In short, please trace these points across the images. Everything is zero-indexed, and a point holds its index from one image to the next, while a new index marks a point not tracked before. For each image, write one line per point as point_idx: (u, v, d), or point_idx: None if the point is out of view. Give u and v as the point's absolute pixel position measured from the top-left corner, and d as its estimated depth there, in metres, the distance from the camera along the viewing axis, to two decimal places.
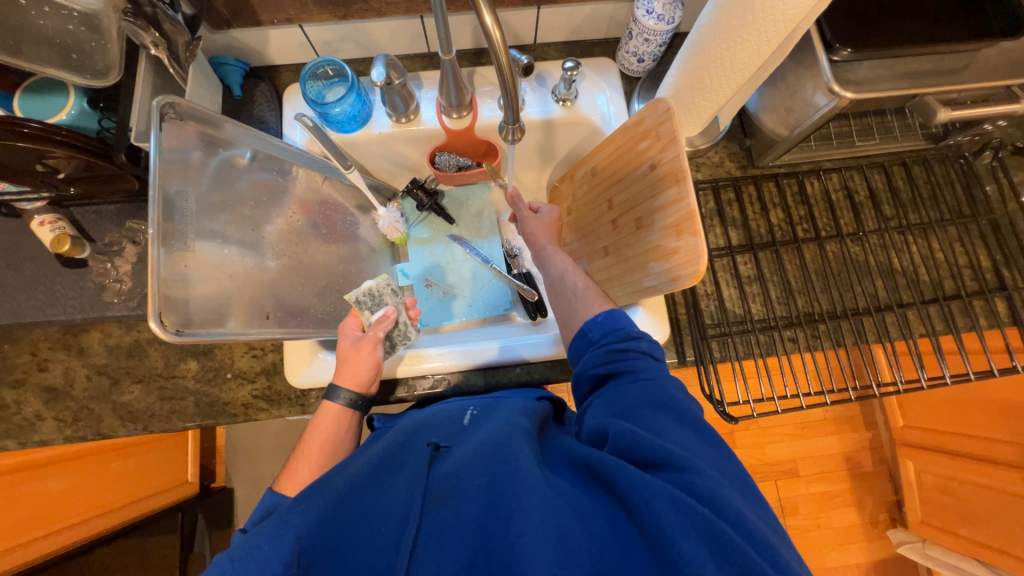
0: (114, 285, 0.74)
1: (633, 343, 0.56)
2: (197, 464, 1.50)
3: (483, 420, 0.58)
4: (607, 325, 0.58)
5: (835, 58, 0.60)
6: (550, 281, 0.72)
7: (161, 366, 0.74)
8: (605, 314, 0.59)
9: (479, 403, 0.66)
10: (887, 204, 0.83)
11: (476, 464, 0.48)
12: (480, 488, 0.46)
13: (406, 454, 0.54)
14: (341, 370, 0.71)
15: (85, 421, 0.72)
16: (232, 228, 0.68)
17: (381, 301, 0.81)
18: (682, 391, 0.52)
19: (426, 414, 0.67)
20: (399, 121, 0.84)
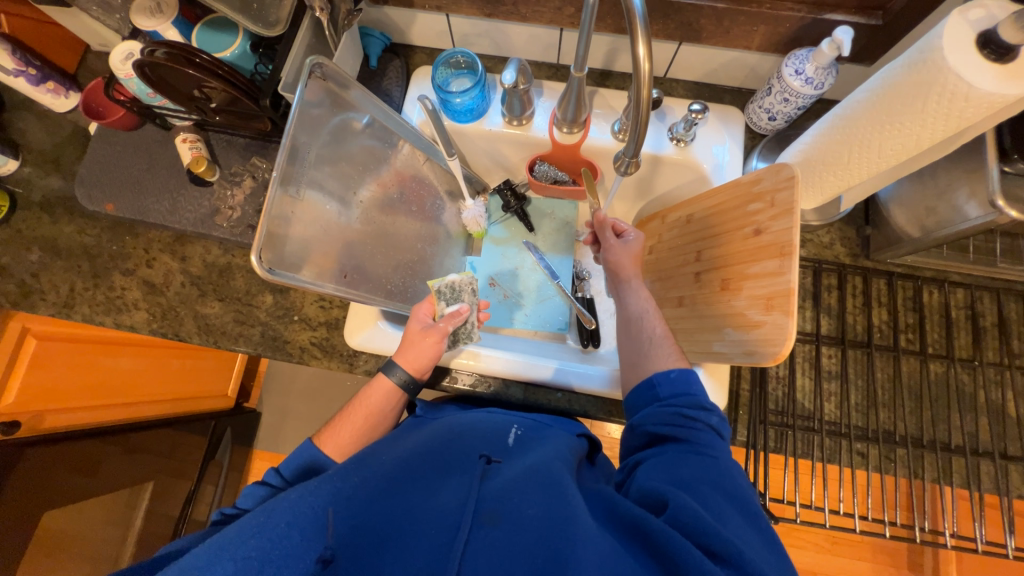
0: (227, 211, 0.81)
1: (701, 414, 0.58)
2: (238, 382, 1.63)
3: (530, 449, 0.62)
4: (679, 386, 0.61)
5: (1005, 168, 0.55)
6: (626, 317, 0.72)
7: (242, 292, 0.81)
8: (679, 372, 0.61)
9: (525, 423, 0.71)
10: (1018, 338, 0.73)
11: (530, 495, 0.51)
12: (532, 517, 0.49)
13: (456, 461, 0.58)
14: (403, 350, 0.74)
15: (169, 321, 0.80)
16: (334, 182, 0.73)
17: (458, 297, 0.83)
18: (739, 477, 0.54)
19: (470, 417, 0.71)
20: (511, 123, 0.85)
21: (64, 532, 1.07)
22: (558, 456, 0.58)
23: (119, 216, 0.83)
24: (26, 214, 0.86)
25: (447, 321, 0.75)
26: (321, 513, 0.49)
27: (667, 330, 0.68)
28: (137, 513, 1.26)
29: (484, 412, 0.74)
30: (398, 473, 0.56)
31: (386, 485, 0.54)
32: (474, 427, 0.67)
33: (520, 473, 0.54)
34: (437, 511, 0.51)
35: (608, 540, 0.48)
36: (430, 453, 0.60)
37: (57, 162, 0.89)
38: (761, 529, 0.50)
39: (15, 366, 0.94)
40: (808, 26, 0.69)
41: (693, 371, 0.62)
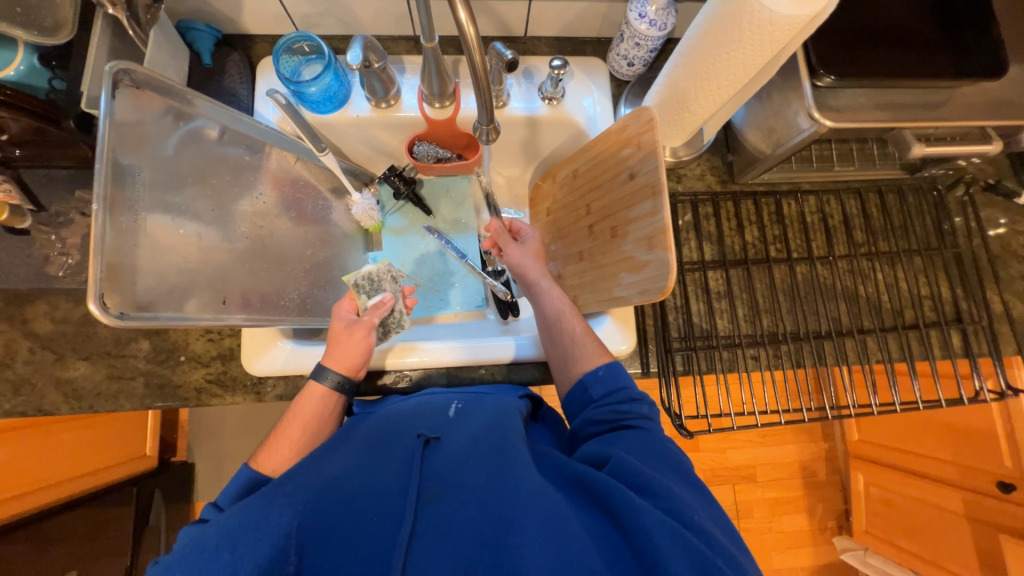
0: (59, 258, 0.71)
1: (634, 407, 0.62)
2: (155, 438, 1.47)
3: (473, 415, 0.64)
4: (608, 381, 0.65)
5: (818, 83, 0.61)
6: (546, 321, 0.73)
7: (111, 344, 0.71)
8: (606, 369, 0.66)
9: (464, 396, 0.71)
10: (860, 230, 0.84)
11: (474, 469, 0.54)
12: (479, 485, 0.52)
13: (397, 444, 0.59)
14: (331, 352, 0.69)
15: (25, 396, 0.69)
16: (199, 202, 0.65)
17: (378, 288, 0.80)
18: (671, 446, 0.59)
19: (410, 401, 0.70)
20: (378, 106, 0.80)
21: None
22: (500, 421, 0.61)
23: None
24: None
25: (373, 310, 0.73)
26: (253, 527, 0.48)
27: (587, 326, 0.71)
28: None
29: (422, 396, 0.72)
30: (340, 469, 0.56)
31: (326, 483, 0.53)
32: (413, 409, 0.67)
33: (463, 451, 0.57)
34: (383, 495, 0.52)
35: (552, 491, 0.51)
36: (371, 443, 0.60)
37: None
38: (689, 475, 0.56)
39: None
40: None
41: (619, 363, 0.67)
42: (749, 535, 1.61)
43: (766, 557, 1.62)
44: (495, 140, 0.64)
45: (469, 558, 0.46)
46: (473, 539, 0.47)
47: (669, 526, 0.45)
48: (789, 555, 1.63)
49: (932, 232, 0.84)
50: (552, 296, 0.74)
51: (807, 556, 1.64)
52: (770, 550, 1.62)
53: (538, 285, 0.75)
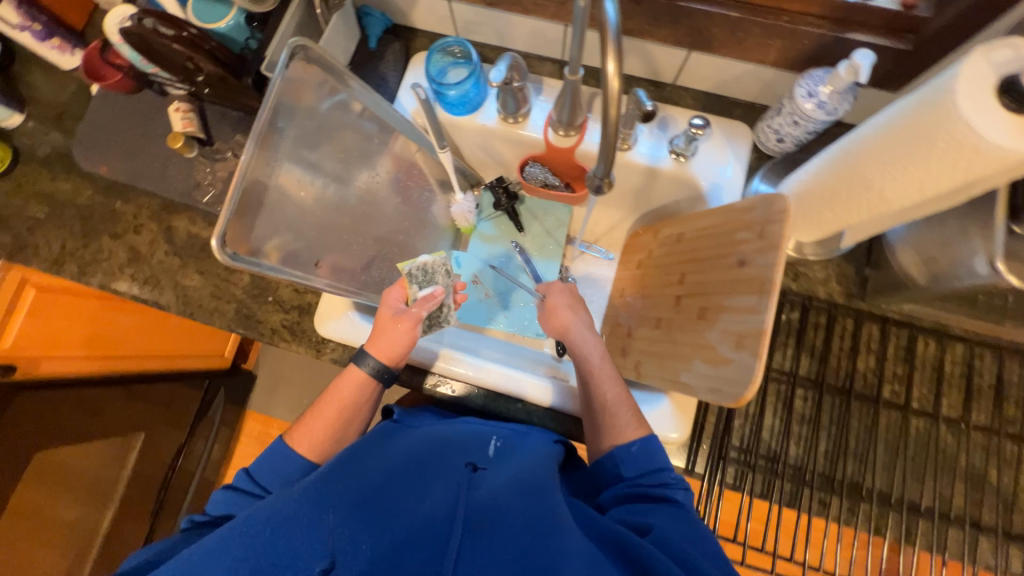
0: (207, 187, 0.84)
1: (666, 492, 0.59)
2: (235, 344, 1.68)
3: (512, 454, 0.65)
4: (640, 461, 0.61)
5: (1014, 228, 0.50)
6: (580, 376, 0.71)
7: (222, 267, 0.81)
8: (639, 446, 0.62)
9: (504, 432, 0.70)
10: (1015, 405, 0.68)
11: (512, 504, 0.53)
12: (518, 525, 0.51)
13: (442, 466, 0.60)
14: (375, 338, 0.72)
15: (150, 288, 0.82)
16: (328, 162, 0.72)
17: (431, 280, 0.78)
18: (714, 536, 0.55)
19: (450, 424, 0.70)
20: (506, 120, 0.82)
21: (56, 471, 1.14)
22: (542, 467, 0.60)
23: (111, 179, 0.85)
24: (28, 168, 0.88)
25: (420, 303, 0.73)
26: (305, 522, 0.50)
27: (620, 392, 0.68)
28: (127, 459, 1.33)
29: (455, 423, 0.71)
30: (384, 477, 0.57)
31: (372, 487, 0.55)
32: (459, 433, 0.68)
33: (506, 487, 0.56)
34: (428, 512, 0.52)
35: (594, 550, 0.50)
36: (413, 460, 0.61)
37: (60, 118, 0.90)
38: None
39: (13, 313, 0.97)
40: (828, 45, 0.64)
41: (654, 440, 0.63)
42: None
43: None
44: (604, 193, 0.61)
45: None
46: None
47: None
48: None
49: None
50: (591, 352, 0.71)
51: None
52: None
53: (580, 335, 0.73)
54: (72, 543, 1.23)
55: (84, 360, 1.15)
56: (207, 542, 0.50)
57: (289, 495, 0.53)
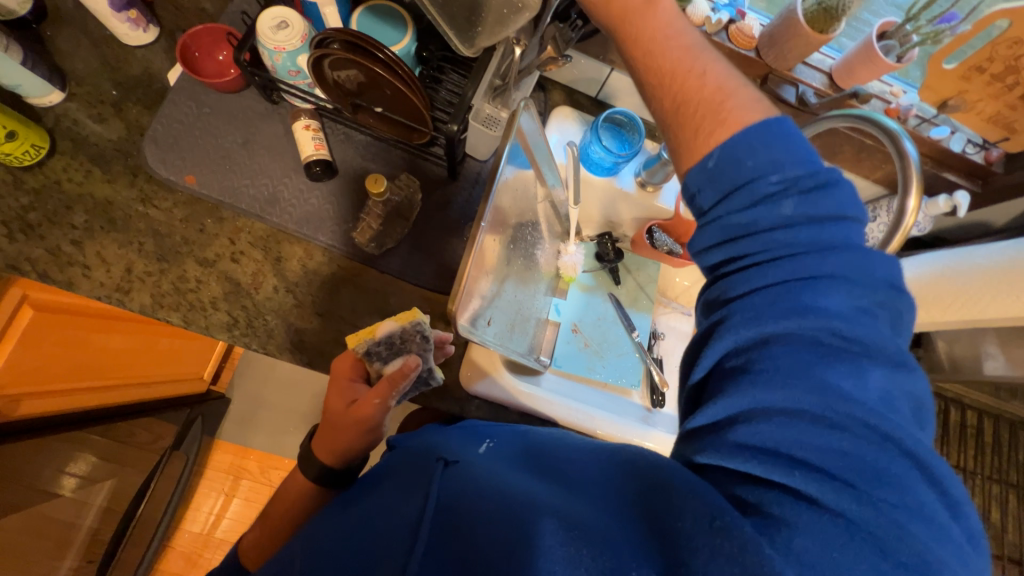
0: (363, 224, 0.74)
1: (818, 332, 0.39)
2: (215, 365, 1.43)
3: (503, 443, 0.52)
4: (740, 158, 0.43)
5: None
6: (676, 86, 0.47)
7: (347, 311, 0.72)
8: (776, 176, 0.42)
9: (502, 433, 0.55)
10: (1006, 460, 0.91)
11: (493, 496, 0.42)
12: (495, 520, 0.40)
13: (418, 466, 0.48)
14: (328, 424, 0.60)
15: (255, 330, 0.70)
16: (501, 216, 0.73)
17: (402, 350, 0.61)
18: (827, 346, 0.39)
19: (445, 431, 0.58)
20: (642, 187, 0.86)
21: (14, 545, 0.88)
22: (538, 458, 0.48)
23: (201, 193, 0.71)
24: (73, 165, 0.70)
25: (381, 394, 0.56)
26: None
27: (711, 86, 0.46)
28: (88, 513, 1.07)
29: (460, 428, 0.58)
30: (346, 517, 0.46)
31: (338, 524, 0.44)
32: (441, 435, 0.55)
33: (485, 477, 0.44)
34: (390, 515, 0.42)
35: (599, 530, 0.39)
36: (394, 470, 0.50)
37: (117, 106, 0.73)
38: (870, 430, 0.37)
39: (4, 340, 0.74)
40: (926, 177, 0.80)
41: (775, 125, 0.43)
42: None
43: None
44: None
45: None
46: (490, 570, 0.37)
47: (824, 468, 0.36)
48: None
49: None
50: (696, 79, 0.46)
51: None
52: None
53: (694, 58, 0.47)
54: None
55: (62, 394, 0.91)
56: None
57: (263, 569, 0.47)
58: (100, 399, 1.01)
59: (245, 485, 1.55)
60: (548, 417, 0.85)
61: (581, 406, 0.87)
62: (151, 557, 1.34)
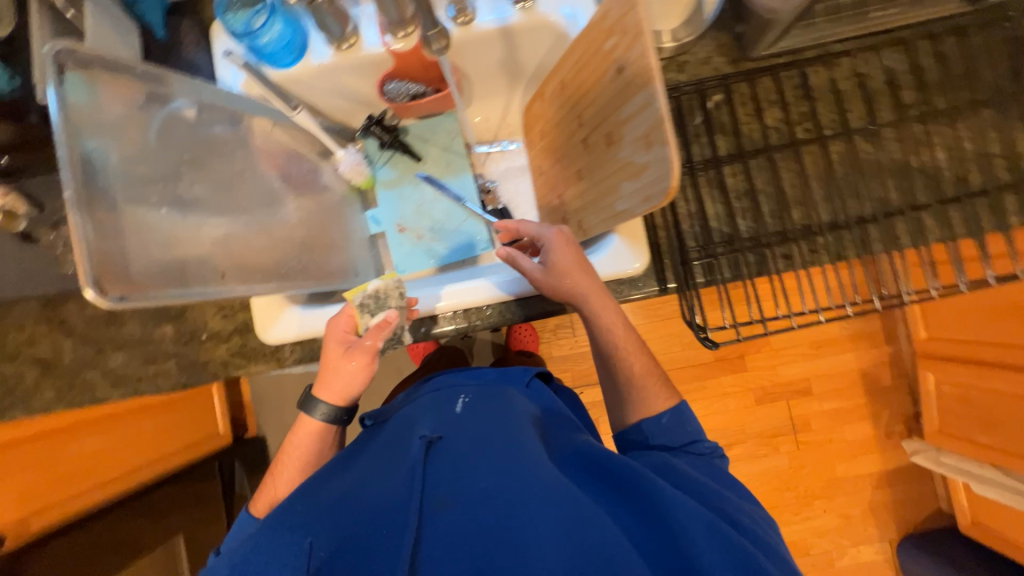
0: (69, 255, 0.75)
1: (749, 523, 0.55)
2: (226, 417, 1.63)
3: (479, 405, 0.70)
4: (675, 430, 0.67)
5: None
6: (601, 351, 0.74)
7: (140, 332, 0.75)
8: (671, 418, 0.67)
9: (471, 389, 0.74)
10: (908, 88, 0.72)
11: (486, 468, 0.56)
12: (491, 492, 0.54)
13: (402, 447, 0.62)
14: (325, 384, 0.69)
15: (80, 388, 0.75)
16: (181, 189, 0.60)
17: (385, 305, 0.73)
18: (737, 516, 0.56)
19: (413, 400, 0.75)
20: (339, 48, 0.76)
21: None
22: (510, 423, 0.65)
23: None
24: None
25: (372, 337, 0.68)
26: (270, 556, 0.53)
27: (645, 364, 0.73)
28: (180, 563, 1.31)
29: (428, 393, 0.75)
30: (339, 495, 0.57)
31: (331, 505, 0.56)
32: (420, 405, 0.72)
33: (468, 448, 0.59)
34: (386, 497, 0.55)
35: (575, 490, 0.54)
36: (383, 446, 0.66)
37: None
38: (753, 523, 0.56)
39: None
40: None
41: (683, 408, 0.68)
42: (809, 446, 1.72)
43: (827, 466, 1.72)
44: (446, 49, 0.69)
45: (491, 556, 0.48)
46: (489, 516, 0.51)
47: (713, 526, 0.51)
48: (853, 462, 1.71)
49: (1003, 76, 0.70)
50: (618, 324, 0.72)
51: (873, 463, 1.71)
52: (831, 459, 1.72)
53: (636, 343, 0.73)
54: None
55: (72, 499, 1.09)
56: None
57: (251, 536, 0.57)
58: (123, 486, 1.20)
59: None
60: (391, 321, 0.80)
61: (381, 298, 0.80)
62: None
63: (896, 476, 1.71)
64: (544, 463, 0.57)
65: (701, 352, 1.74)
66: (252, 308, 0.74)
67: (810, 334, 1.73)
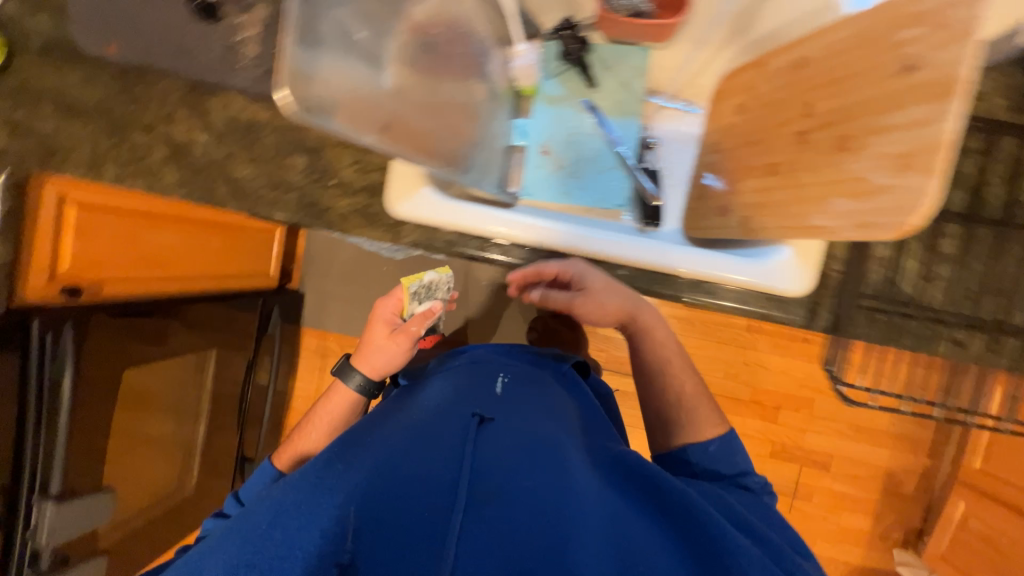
0: (239, 49, 0.72)
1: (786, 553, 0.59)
2: (278, 263, 1.69)
3: (519, 397, 0.75)
4: (715, 460, 0.74)
5: None
6: (652, 368, 0.86)
7: (273, 153, 0.73)
8: (716, 448, 0.75)
9: (511, 378, 0.82)
10: None
11: (529, 470, 0.59)
12: (533, 490, 0.57)
13: (446, 424, 0.66)
14: (364, 358, 0.96)
15: (200, 184, 0.74)
16: (374, 15, 0.51)
17: (432, 295, 1.02)
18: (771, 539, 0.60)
19: (455, 377, 0.82)
20: None
21: (152, 396, 1.15)
22: (547, 426, 0.68)
23: (124, 62, 0.74)
24: None
25: (416, 324, 0.95)
26: (308, 514, 0.56)
27: (695, 386, 0.84)
28: (206, 375, 1.36)
29: (467, 368, 0.85)
30: (386, 456, 0.61)
31: (373, 468, 0.59)
32: (464, 385, 0.77)
33: (508, 444, 0.63)
34: (430, 464, 0.59)
35: (609, 509, 0.58)
36: (419, 417, 0.69)
37: None
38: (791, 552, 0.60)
39: (65, 233, 0.93)
40: None
41: (733, 442, 0.76)
42: (801, 515, 1.70)
43: (808, 539, 1.71)
44: None
45: (535, 556, 0.51)
46: (534, 506, 0.55)
47: (761, 563, 0.54)
48: (835, 546, 1.70)
49: None
50: (657, 328, 0.89)
51: (854, 555, 1.69)
52: (816, 535, 1.70)
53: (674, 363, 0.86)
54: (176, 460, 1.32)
55: (139, 281, 1.13)
56: (222, 536, 0.60)
57: (289, 492, 0.62)
58: (179, 287, 1.25)
59: (332, 361, 1.87)
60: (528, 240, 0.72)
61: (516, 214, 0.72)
62: (276, 413, 1.75)
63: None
64: (584, 477, 0.61)
65: (739, 388, 1.70)
66: (392, 174, 0.70)
67: (855, 416, 1.66)
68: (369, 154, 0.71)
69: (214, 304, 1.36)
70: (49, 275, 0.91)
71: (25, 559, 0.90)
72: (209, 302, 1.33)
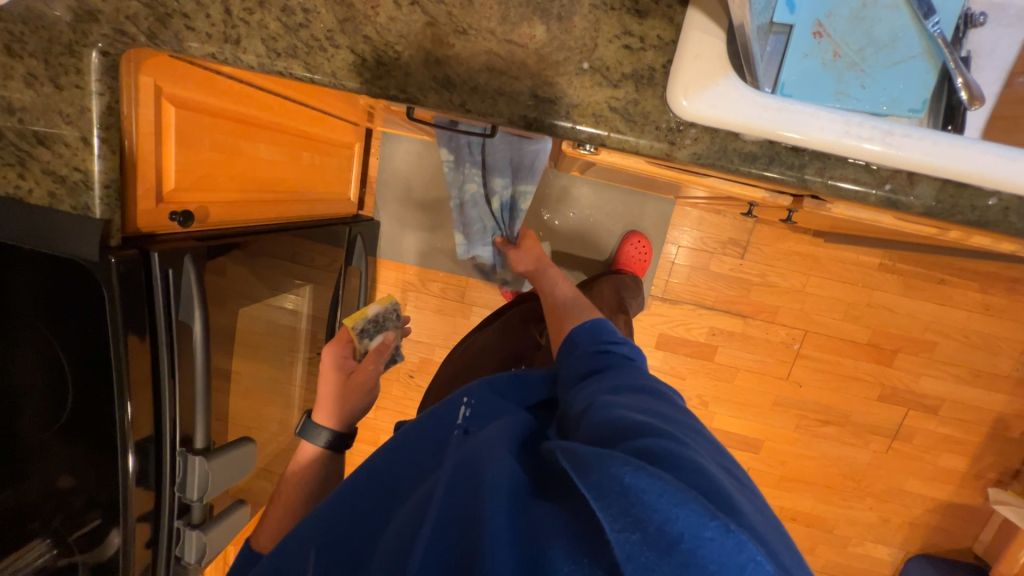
0: None
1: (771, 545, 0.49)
2: (353, 186, 1.54)
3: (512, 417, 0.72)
4: (624, 400, 0.68)
5: None
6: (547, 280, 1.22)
7: (496, 22, 0.51)
8: (628, 402, 0.68)
9: (478, 393, 0.75)
10: None
11: (452, 506, 0.56)
12: (449, 526, 0.54)
13: (393, 487, 0.67)
14: (321, 410, 1.10)
15: (388, 69, 0.53)
16: None
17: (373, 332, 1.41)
18: (699, 475, 0.52)
19: (424, 413, 0.76)
20: None
21: (248, 342, 0.99)
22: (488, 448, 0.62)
23: None
24: None
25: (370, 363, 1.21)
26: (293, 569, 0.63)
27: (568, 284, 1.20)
28: (301, 317, 1.20)
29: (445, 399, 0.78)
30: (350, 515, 0.65)
31: (347, 522, 0.64)
32: (430, 422, 0.73)
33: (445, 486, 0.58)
34: (359, 538, 0.62)
35: (530, 529, 0.52)
36: (375, 470, 0.70)
37: None
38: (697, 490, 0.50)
39: (165, 144, 0.75)
40: None
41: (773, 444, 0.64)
42: (897, 454, 1.69)
43: (899, 478, 1.71)
44: None
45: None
46: (454, 542, 0.52)
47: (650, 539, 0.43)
48: (926, 483, 1.71)
49: None
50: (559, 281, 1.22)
51: (943, 491, 1.71)
52: (908, 473, 1.70)
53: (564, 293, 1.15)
54: (283, 404, 1.21)
55: (235, 204, 0.96)
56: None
57: (282, 546, 0.67)
58: (271, 213, 1.08)
59: (410, 295, 1.74)
60: (877, 160, 0.49)
61: (859, 115, 0.49)
62: None
63: (954, 510, 1.72)
64: (491, 485, 0.55)
65: (857, 331, 1.59)
66: (679, 67, 0.49)
67: (976, 361, 1.58)
68: (642, 22, 0.51)
69: (307, 231, 1.20)
70: (156, 198, 0.75)
71: (176, 510, 0.82)
72: (301, 230, 1.18)
